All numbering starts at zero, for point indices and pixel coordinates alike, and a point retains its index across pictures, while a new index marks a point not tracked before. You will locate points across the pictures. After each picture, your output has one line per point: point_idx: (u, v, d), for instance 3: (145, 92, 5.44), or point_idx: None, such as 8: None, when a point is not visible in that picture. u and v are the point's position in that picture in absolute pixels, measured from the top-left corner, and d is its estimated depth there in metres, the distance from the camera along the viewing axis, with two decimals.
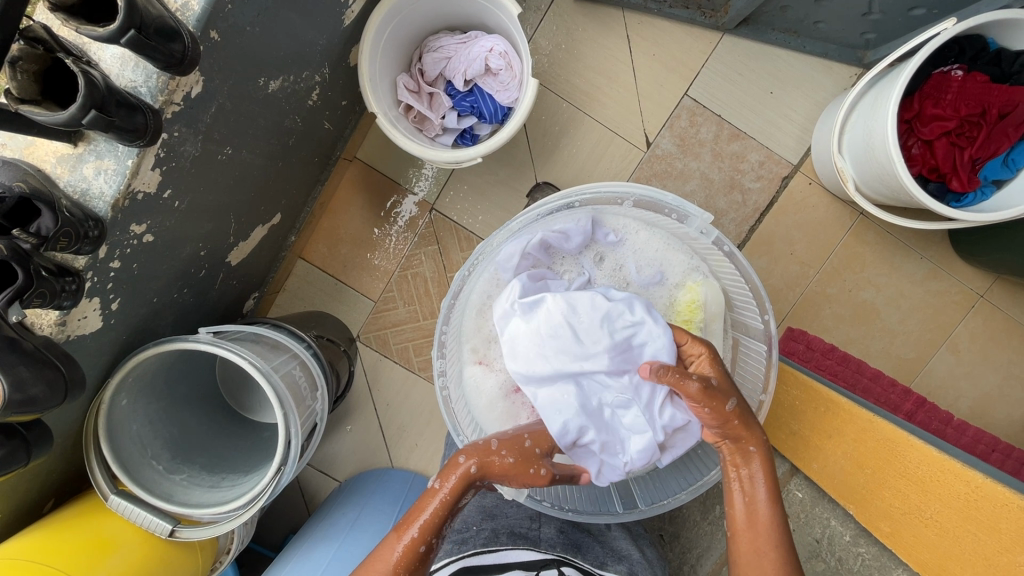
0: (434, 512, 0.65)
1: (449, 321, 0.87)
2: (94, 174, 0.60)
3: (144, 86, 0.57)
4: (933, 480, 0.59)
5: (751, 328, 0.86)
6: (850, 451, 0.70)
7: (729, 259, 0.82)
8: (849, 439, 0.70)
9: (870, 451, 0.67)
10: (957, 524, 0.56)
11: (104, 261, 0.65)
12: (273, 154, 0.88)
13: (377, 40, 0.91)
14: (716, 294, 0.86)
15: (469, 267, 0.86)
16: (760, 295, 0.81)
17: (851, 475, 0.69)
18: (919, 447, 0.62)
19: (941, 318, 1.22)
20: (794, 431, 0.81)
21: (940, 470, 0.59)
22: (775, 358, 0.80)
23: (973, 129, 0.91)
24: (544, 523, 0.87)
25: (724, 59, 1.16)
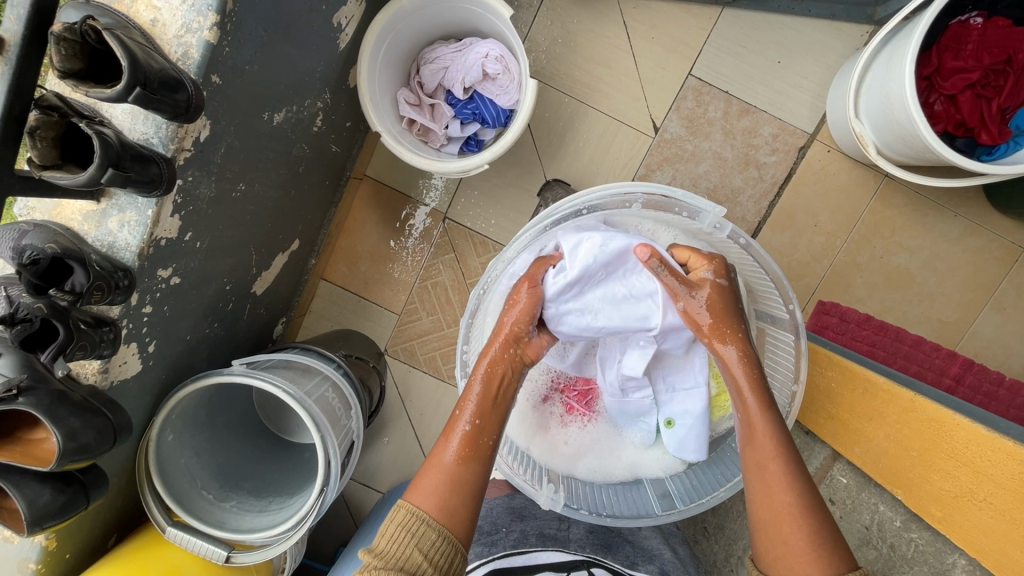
0: (477, 403, 0.72)
1: (469, 341, 0.86)
2: (118, 227, 0.62)
3: (155, 137, 0.59)
4: (982, 459, 0.56)
5: (777, 321, 0.83)
6: (893, 432, 0.67)
7: (746, 251, 0.80)
8: (891, 421, 0.68)
9: (914, 432, 0.64)
10: (1015, 506, 0.52)
11: (137, 308, 0.67)
12: (285, 183, 0.90)
13: (373, 59, 0.91)
14: (737, 286, 0.85)
15: (482, 286, 0.84)
16: (782, 287, 0.79)
17: (897, 457, 0.66)
18: (966, 425, 0.59)
19: (981, 277, 1.17)
20: (831, 415, 0.78)
21: (987, 449, 0.56)
22: (807, 347, 0.77)
23: (999, 78, 0.86)
24: (572, 523, 0.88)
25: (726, 34, 1.13)
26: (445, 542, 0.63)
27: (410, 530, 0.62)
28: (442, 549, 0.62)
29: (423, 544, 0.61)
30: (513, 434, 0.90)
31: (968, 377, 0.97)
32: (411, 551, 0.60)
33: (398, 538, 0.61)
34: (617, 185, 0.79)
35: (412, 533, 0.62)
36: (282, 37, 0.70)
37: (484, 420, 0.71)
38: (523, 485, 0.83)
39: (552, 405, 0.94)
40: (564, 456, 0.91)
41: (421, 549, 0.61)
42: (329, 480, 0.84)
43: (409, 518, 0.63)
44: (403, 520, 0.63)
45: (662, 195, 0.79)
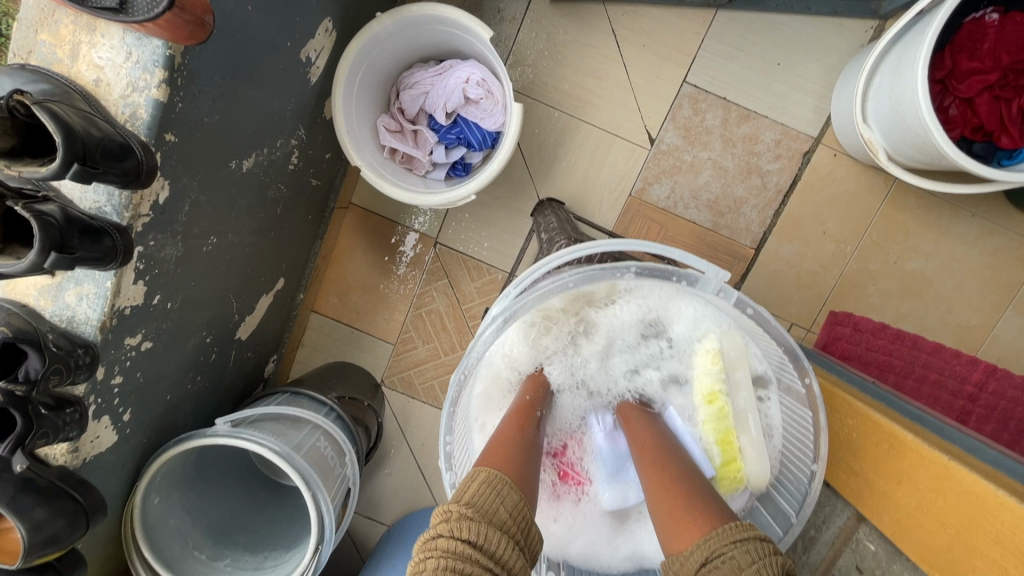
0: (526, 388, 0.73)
1: (450, 429, 0.70)
2: (76, 300, 0.58)
3: (108, 205, 0.55)
4: None
5: (793, 393, 0.73)
6: (925, 501, 0.57)
7: (756, 322, 0.70)
8: (925, 488, 0.57)
9: (954, 507, 0.54)
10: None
11: (105, 382, 0.63)
12: (263, 225, 0.85)
13: (348, 90, 0.86)
14: (737, 344, 0.75)
15: (465, 369, 0.68)
16: (797, 358, 0.70)
17: (930, 532, 0.55)
18: (1012, 506, 0.49)
19: (1002, 279, 1.11)
20: (853, 469, 0.68)
21: None
22: (825, 425, 0.68)
23: (1019, 77, 0.80)
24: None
25: (721, 36, 1.07)
26: (525, 505, 0.55)
27: (496, 486, 0.54)
28: (523, 515, 0.54)
29: (508, 503, 0.54)
30: None
31: (991, 384, 0.95)
32: (496, 506, 0.53)
33: (485, 494, 0.53)
34: (610, 244, 0.66)
35: (498, 491, 0.54)
36: (243, 81, 0.65)
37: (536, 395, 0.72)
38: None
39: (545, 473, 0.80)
40: (554, 539, 0.76)
41: (507, 507, 0.53)
42: (323, 538, 0.81)
43: (492, 478, 0.55)
44: (487, 478, 0.55)
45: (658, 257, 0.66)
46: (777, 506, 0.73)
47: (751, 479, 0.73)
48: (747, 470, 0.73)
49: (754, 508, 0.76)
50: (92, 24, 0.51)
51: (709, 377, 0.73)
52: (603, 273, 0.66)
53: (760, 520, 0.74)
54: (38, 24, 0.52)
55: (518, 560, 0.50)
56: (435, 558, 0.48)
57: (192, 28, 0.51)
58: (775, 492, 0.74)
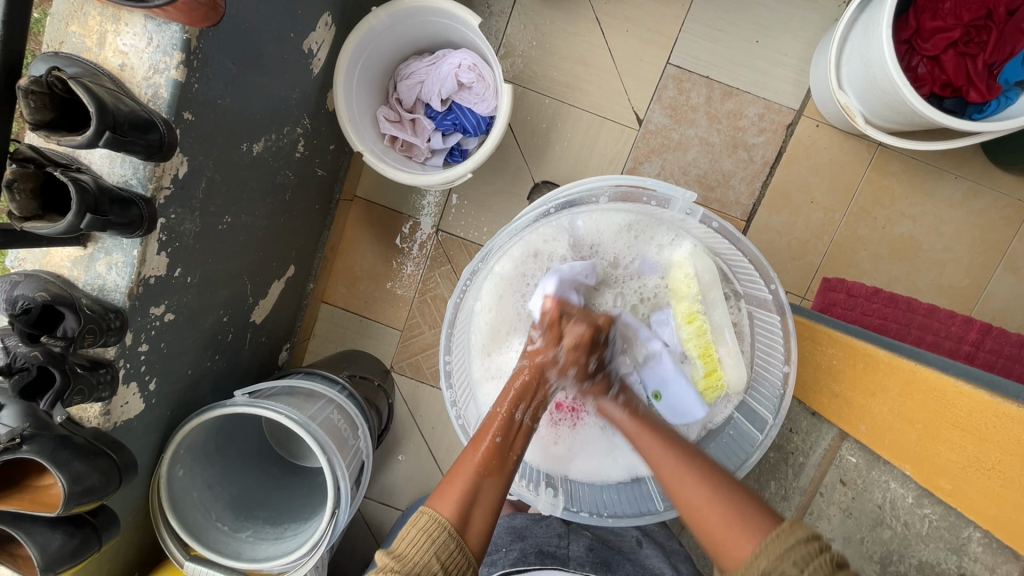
0: (517, 392, 0.74)
1: (452, 349, 0.83)
2: (107, 269, 0.63)
3: (134, 178, 0.60)
4: (992, 428, 0.52)
5: (762, 303, 0.80)
6: (896, 406, 0.62)
7: (721, 233, 0.79)
8: (896, 394, 0.63)
9: (919, 404, 0.59)
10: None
11: (133, 347, 0.68)
12: (273, 211, 0.91)
13: (349, 80, 0.92)
14: (708, 263, 0.81)
15: (465, 283, 0.80)
16: (761, 266, 0.77)
17: (900, 431, 0.61)
18: (971, 393, 0.54)
19: (990, 237, 1.14)
20: (834, 393, 0.72)
21: (995, 416, 0.52)
22: (794, 329, 0.75)
23: (981, 33, 0.84)
24: (572, 540, 0.85)
25: (700, 19, 1.12)
26: (462, 554, 0.61)
27: (432, 535, 0.60)
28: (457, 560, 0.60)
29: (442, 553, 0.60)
30: None
31: (988, 341, 0.93)
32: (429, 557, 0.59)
33: (415, 540, 0.60)
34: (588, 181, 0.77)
35: (432, 540, 0.60)
36: (252, 68, 0.71)
37: (504, 436, 0.72)
38: (522, 490, 0.82)
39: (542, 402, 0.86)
40: (556, 457, 0.85)
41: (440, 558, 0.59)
42: (340, 504, 0.84)
43: (431, 524, 0.61)
44: (424, 524, 0.62)
45: (632, 184, 0.76)
46: (753, 411, 0.82)
47: (731, 385, 0.81)
48: (728, 376, 0.81)
49: (736, 415, 0.84)
50: (117, 14, 0.58)
51: (686, 301, 0.81)
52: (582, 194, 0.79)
53: (741, 430, 0.83)
54: (69, 17, 0.58)
55: None
56: None
57: (205, 10, 0.57)
58: (752, 399, 0.83)
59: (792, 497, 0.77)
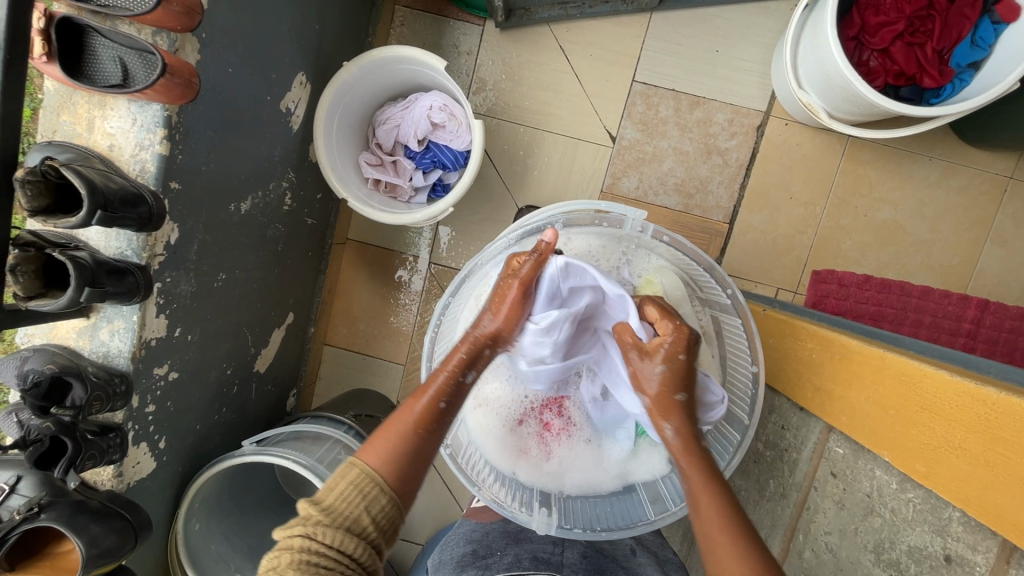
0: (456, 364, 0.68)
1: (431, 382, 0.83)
2: (110, 336, 0.67)
3: (128, 249, 0.64)
4: (955, 407, 0.50)
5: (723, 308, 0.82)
6: (871, 394, 0.60)
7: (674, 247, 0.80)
8: (869, 382, 0.61)
9: (891, 391, 0.58)
10: (987, 450, 0.47)
11: (140, 409, 0.71)
12: (267, 262, 0.95)
13: (328, 132, 0.96)
14: (673, 279, 0.80)
15: (436, 324, 0.81)
16: (717, 272, 0.78)
17: (876, 420, 0.59)
18: (935, 374, 0.53)
19: (973, 214, 1.15)
20: (817, 387, 0.70)
21: (957, 395, 0.50)
22: (755, 329, 0.76)
23: (926, 23, 0.87)
24: (567, 547, 0.81)
25: (659, 36, 1.16)
26: (386, 502, 0.56)
27: (362, 490, 0.55)
28: (388, 516, 0.55)
29: (372, 507, 0.55)
30: (493, 461, 0.84)
31: (988, 318, 0.97)
32: (350, 500, 0.54)
33: (349, 497, 0.54)
34: (545, 211, 0.80)
35: (362, 493, 0.55)
36: (233, 132, 0.75)
37: (450, 401, 0.66)
38: (514, 510, 0.80)
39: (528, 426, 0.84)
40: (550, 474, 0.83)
41: (360, 497, 0.54)
42: None
43: (362, 477, 0.56)
44: (357, 480, 0.56)
45: (586, 209, 0.79)
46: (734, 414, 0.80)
47: None
48: None
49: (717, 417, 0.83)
50: (103, 101, 0.63)
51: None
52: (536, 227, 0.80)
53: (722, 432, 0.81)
54: (60, 107, 0.63)
55: (362, 549, 0.51)
56: (290, 553, 0.49)
57: (182, 88, 0.61)
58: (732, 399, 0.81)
59: (790, 494, 0.72)
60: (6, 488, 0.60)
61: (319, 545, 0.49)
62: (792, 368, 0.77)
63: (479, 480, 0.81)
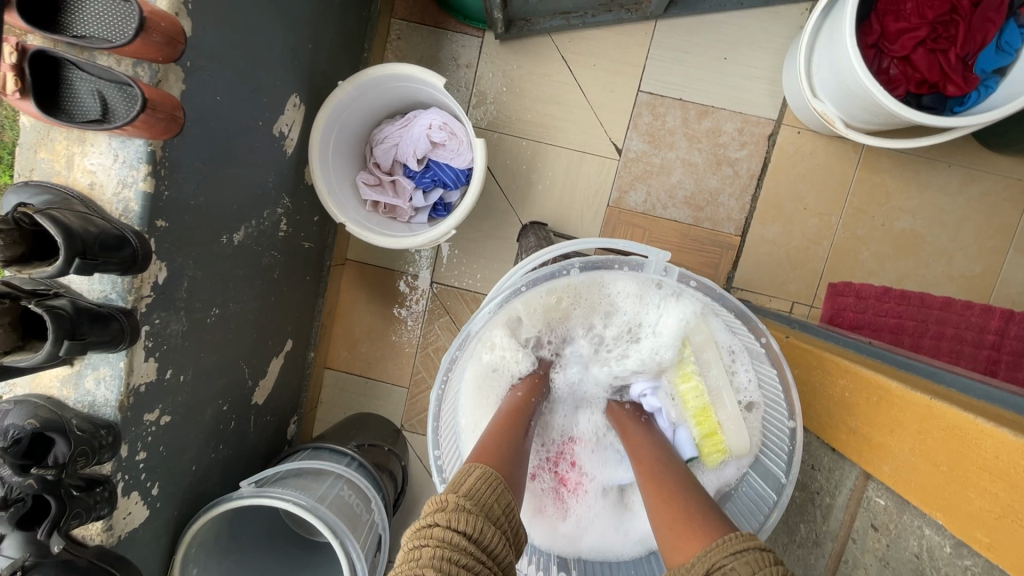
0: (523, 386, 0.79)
1: (440, 442, 0.76)
2: (95, 384, 0.63)
3: (113, 292, 0.61)
4: (1017, 471, 0.46)
5: (755, 353, 0.77)
6: (918, 446, 0.56)
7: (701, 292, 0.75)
8: (914, 432, 0.57)
9: (941, 445, 0.54)
10: None
11: (130, 459, 0.67)
12: (262, 292, 0.91)
13: (323, 155, 0.93)
14: (700, 325, 0.81)
15: (443, 379, 0.74)
16: (750, 321, 0.73)
17: (925, 476, 0.55)
18: (990, 431, 0.49)
19: (996, 222, 1.10)
20: (851, 429, 0.66)
21: (1018, 457, 0.46)
22: (792, 379, 0.71)
23: (948, 28, 0.83)
24: None
25: (665, 44, 1.12)
26: (512, 497, 0.58)
27: (491, 482, 0.57)
28: (512, 511, 0.58)
29: (502, 500, 0.57)
30: None
31: (1011, 328, 0.94)
32: (485, 494, 0.56)
33: (481, 489, 0.56)
34: (556, 248, 0.73)
35: (492, 486, 0.57)
36: (222, 162, 0.72)
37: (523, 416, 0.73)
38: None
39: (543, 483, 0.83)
40: (567, 534, 0.81)
41: (492, 493, 0.56)
42: None
43: (487, 474, 0.58)
44: (482, 474, 0.58)
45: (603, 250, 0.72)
46: (765, 468, 0.77)
47: (733, 448, 0.77)
48: (728, 440, 0.77)
49: (750, 472, 0.80)
50: (82, 136, 0.59)
51: (690, 365, 0.79)
52: (550, 273, 0.72)
53: (755, 487, 0.78)
54: (37, 145, 0.59)
55: (501, 542, 0.53)
56: (434, 544, 0.49)
57: (165, 123, 0.58)
58: (764, 456, 0.78)
59: (824, 543, 0.67)
60: None
61: (466, 535, 0.51)
62: (823, 404, 0.73)
63: None
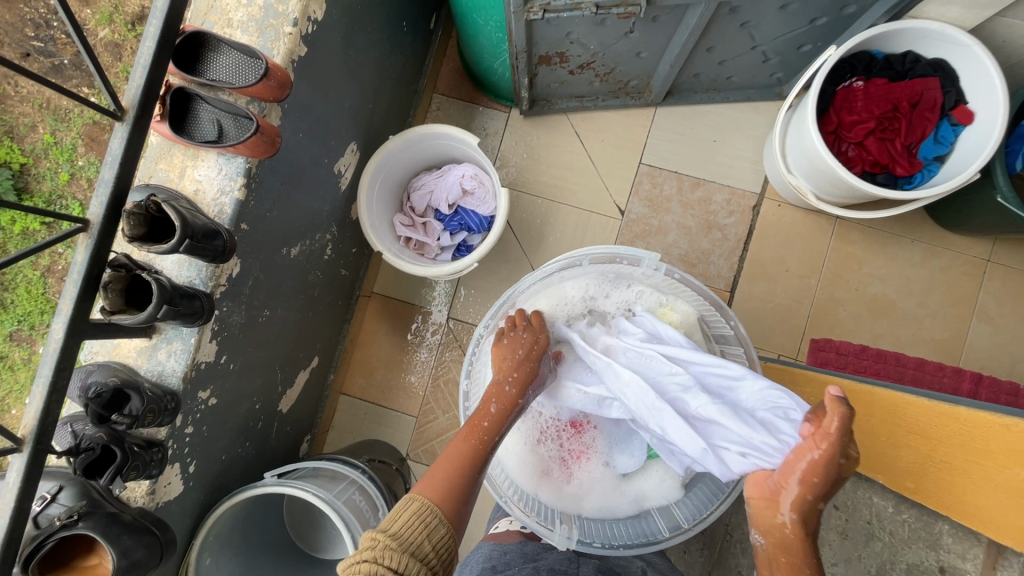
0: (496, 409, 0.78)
1: (471, 398, 0.92)
2: (166, 356, 0.73)
3: (197, 278, 0.73)
4: (942, 430, 0.59)
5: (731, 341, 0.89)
6: (872, 429, 0.70)
7: (684, 284, 0.89)
8: (873, 420, 0.71)
9: (888, 423, 0.67)
10: (965, 461, 0.55)
11: (181, 429, 0.76)
12: (303, 306, 1.02)
13: (370, 194, 1.09)
14: (687, 317, 0.90)
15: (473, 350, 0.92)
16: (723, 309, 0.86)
17: (877, 449, 0.67)
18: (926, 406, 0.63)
19: (958, 293, 1.23)
20: None
21: (945, 420, 0.60)
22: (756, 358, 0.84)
23: (893, 122, 1.02)
24: (582, 564, 0.82)
25: (663, 127, 1.32)
26: (451, 538, 0.61)
27: (425, 519, 0.60)
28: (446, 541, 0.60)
29: (433, 537, 0.59)
30: (516, 474, 0.90)
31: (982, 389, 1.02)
32: (420, 539, 0.58)
33: (412, 525, 0.59)
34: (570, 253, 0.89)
35: (426, 524, 0.59)
36: (294, 188, 0.87)
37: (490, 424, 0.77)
38: (536, 526, 0.83)
39: (548, 447, 0.91)
40: (570, 493, 0.89)
41: (431, 541, 0.58)
42: None
43: (423, 510, 0.61)
44: (416, 510, 0.61)
45: (607, 252, 0.88)
46: None
47: None
48: None
49: None
50: (196, 153, 0.74)
51: None
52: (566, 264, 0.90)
53: None
54: (159, 157, 0.74)
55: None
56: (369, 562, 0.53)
57: (266, 145, 0.73)
58: None
59: None
60: (48, 496, 0.65)
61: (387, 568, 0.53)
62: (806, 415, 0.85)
63: (501, 491, 0.87)
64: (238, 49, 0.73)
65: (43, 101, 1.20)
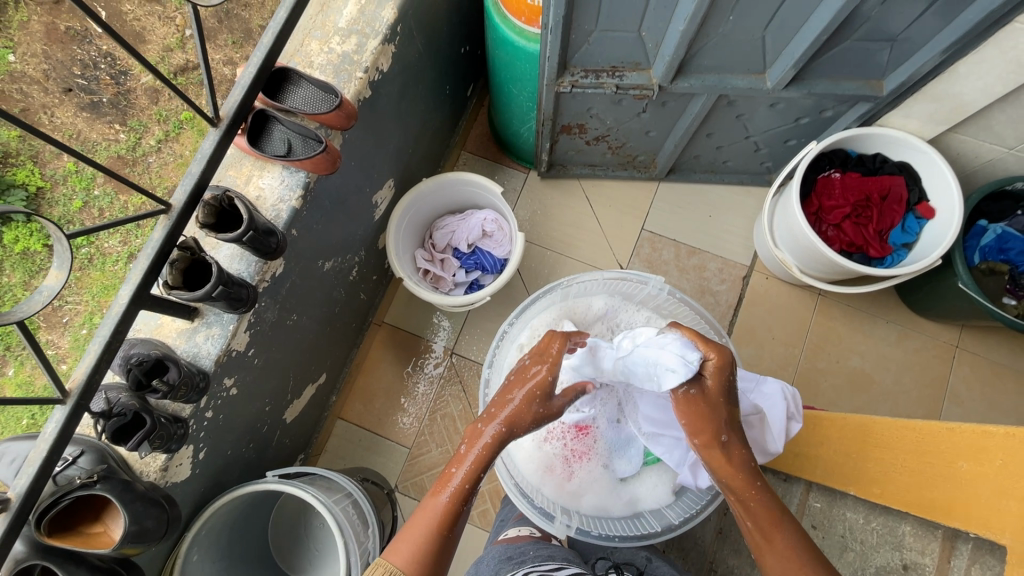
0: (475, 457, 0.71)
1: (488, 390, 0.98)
2: (203, 340, 0.79)
3: (246, 271, 0.81)
4: (896, 437, 0.69)
5: None
6: (838, 445, 0.79)
7: (683, 305, 0.99)
8: (835, 438, 0.80)
9: (850, 438, 0.77)
10: (917, 462, 0.65)
11: (202, 411, 0.80)
12: (325, 320, 1.09)
13: (399, 226, 1.19)
14: None
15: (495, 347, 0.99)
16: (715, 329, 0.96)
17: (842, 461, 0.77)
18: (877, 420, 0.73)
19: (930, 374, 1.32)
20: (797, 454, 0.89)
21: (896, 430, 0.69)
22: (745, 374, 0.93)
23: (866, 210, 1.17)
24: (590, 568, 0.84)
25: (664, 200, 1.47)
26: None
27: None
28: None
29: None
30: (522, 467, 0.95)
31: None
32: None
33: None
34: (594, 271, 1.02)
35: None
36: (338, 208, 0.97)
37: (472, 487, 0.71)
38: (536, 512, 0.88)
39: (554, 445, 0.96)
40: (570, 491, 0.94)
41: None
42: None
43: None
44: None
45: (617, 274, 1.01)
46: None
47: None
48: None
49: None
50: (264, 165, 0.85)
51: None
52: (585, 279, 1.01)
53: None
54: (230, 166, 0.85)
55: None
56: None
57: (328, 161, 0.83)
58: None
59: None
60: (69, 458, 0.68)
61: None
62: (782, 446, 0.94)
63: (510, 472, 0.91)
64: (315, 84, 0.86)
65: (73, 133, 1.33)
